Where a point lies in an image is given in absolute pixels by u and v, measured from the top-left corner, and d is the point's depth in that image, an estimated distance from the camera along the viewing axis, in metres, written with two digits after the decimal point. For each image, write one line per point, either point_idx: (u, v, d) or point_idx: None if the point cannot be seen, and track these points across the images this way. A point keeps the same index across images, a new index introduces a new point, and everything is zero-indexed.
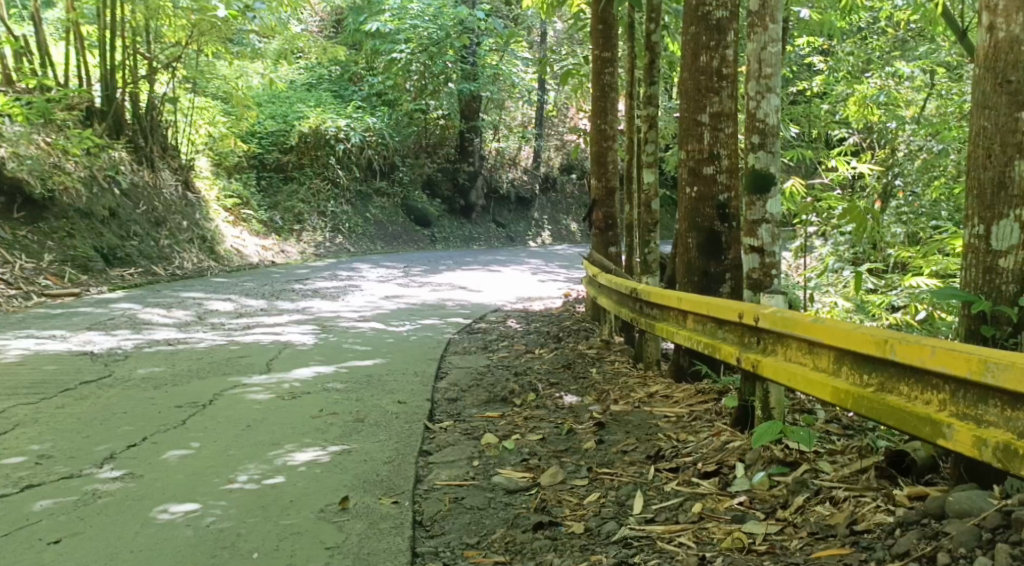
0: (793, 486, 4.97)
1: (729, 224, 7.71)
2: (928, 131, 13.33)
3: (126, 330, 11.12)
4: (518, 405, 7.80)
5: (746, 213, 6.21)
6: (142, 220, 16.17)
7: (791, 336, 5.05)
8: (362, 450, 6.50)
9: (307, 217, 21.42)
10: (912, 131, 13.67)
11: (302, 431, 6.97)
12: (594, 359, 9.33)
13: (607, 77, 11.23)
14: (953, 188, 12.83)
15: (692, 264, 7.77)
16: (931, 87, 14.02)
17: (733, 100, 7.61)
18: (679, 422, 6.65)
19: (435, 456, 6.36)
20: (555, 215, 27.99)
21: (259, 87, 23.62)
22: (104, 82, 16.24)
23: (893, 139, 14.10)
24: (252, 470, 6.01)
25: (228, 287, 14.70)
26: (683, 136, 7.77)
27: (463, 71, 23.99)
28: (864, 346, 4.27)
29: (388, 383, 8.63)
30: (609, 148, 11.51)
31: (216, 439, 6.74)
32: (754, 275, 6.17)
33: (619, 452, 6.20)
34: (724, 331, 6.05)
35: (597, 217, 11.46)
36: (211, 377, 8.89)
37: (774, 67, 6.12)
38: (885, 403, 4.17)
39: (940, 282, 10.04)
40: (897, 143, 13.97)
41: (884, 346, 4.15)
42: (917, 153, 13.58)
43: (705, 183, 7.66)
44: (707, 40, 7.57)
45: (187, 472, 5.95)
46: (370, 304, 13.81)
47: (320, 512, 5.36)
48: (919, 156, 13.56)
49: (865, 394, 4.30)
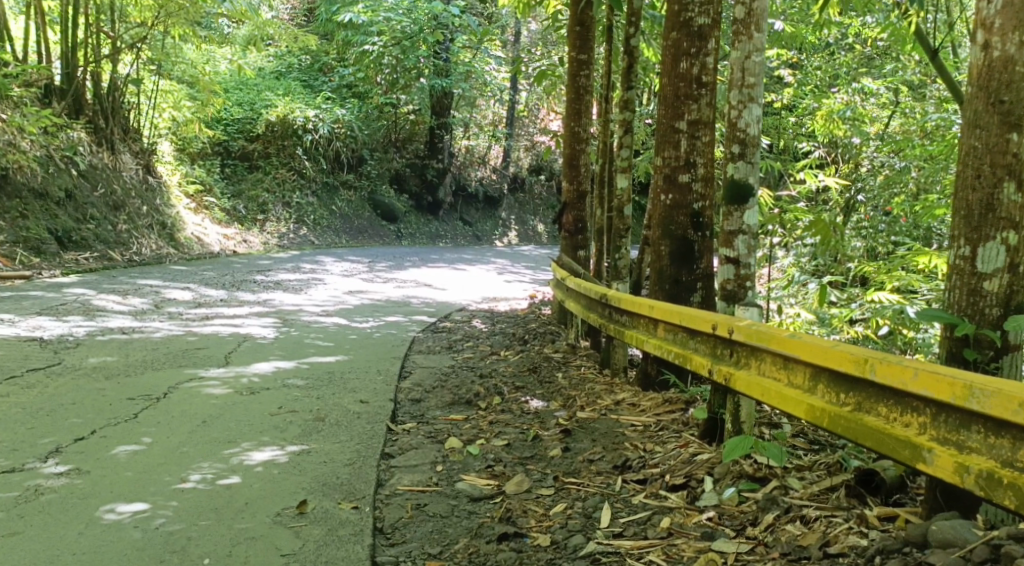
0: (763, 504, 4.89)
1: (702, 233, 7.64)
2: (891, 148, 13.57)
3: (79, 317, 10.85)
4: (483, 409, 7.68)
5: (723, 223, 6.14)
6: (100, 203, 15.82)
7: (764, 350, 4.97)
8: (321, 450, 6.34)
9: (271, 207, 21.13)
10: (877, 147, 13.89)
11: (260, 429, 6.79)
12: (559, 363, 9.22)
13: (582, 80, 11.11)
14: (913, 204, 12.93)
15: (664, 272, 7.69)
16: (896, 105, 14.16)
17: (712, 108, 7.54)
18: (646, 432, 6.56)
19: (397, 459, 6.21)
20: (523, 216, 27.86)
21: (226, 72, 23.25)
22: (65, 60, 15.85)
23: (857, 154, 14.45)
24: (206, 469, 5.83)
25: (187, 276, 14.42)
26: (660, 143, 7.68)
27: (436, 67, 23.75)
28: (842, 364, 4.20)
29: (350, 381, 8.46)
30: (582, 151, 11.40)
31: (169, 435, 6.55)
32: (729, 286, 6.10)
33: (585, 461, 6.10)
34: (695, 341, 5.97)
35: (567, 220, 11.35)
36: (166, 369, 8.67)
37: (758, 77, 6.05)
38: (863, 423, 4.11)
39: (902, 297, 10.15)
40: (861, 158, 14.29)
41: (863, 365, 4.09)
42: (879, 169, 13.87)
43: (680, 190, 7.57)
44: (688, 46, 7.50)
45: (137, 470, 5.75)
46: (333, 298, 13.62)
47: (277, 516, 5.20)
48: (881, 173, 13.84)
49: (841, 414, 4.23)
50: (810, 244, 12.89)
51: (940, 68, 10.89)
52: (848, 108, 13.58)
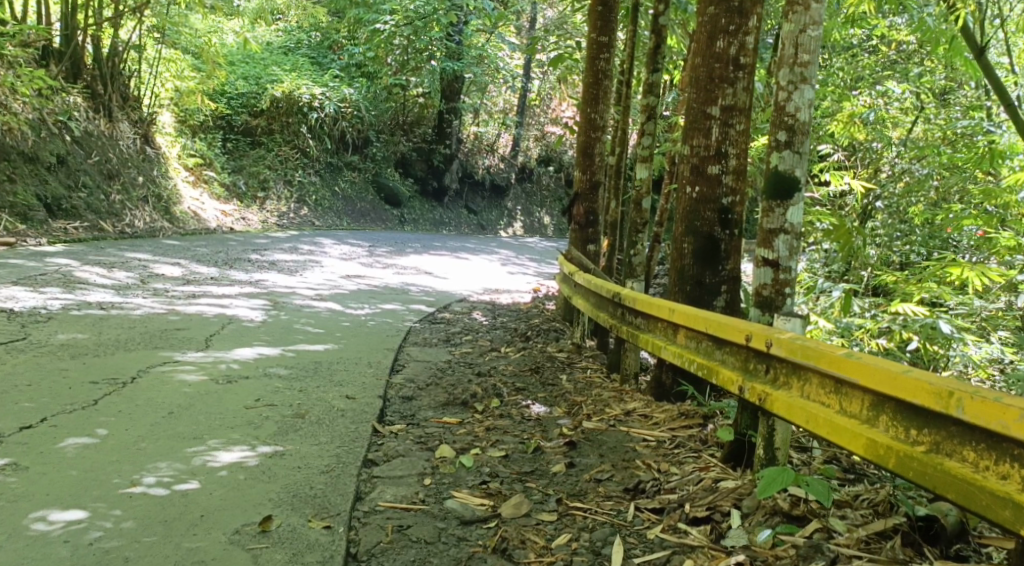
0: (803, 551, 4.25)
1: (730, 232, 6.93)
2: (914, 154, 12.97)
3: (57, 288, 10.14)
4: (480, 412, 6.98)
5: (762, 221, 5.45)
6: (93, 171, 15.10)
7: (810, 369, 4.30)
8: (297, 454, 5.63)
9: (272, 185, 20.40)
10: (899, 153, 13.31)
11: (232, 425, 6.09)
12: (564, 365, 8.53)
13: (601, 63, 10.33)
14: (934, 213, 12.33)
15: (686, 273, 6.98)
16: (918, 110, 13.57)
17: (748, 94, 6.84)
18: (660, 449, 5.87)
19: (381, 469, 5.51)
20: (529, 207, 27.04)
21: (232, 44, 22.47)
22: (65, 21, 15.07)
23: (877, 159, 13.80)
24: (162, 470, 5.14)
25: (178, 251, 13.70)
26: (689, 129, 6.98)
27: (448, 49, 23.04)
28: (919, 395, 3.66)
29: (338, 373, 7.75)
30: (597, 139, 10.60)
31: (128, 427, 5.84)
32: (765, 292, 5.40)
33: (592, 481, 5.41)
34: (720, 352, 5.33)
35: (578, 211, 10.61)
36: (140, 351, 7.96)
37: (812, 54, 5.35)
38: (946, 470, 3.59)
39: (928, 310, 9.49)
40: (882, 164, 13.71)
41: (948, 400, 3.56)
42: (901, 176, 13.28)
43: (708, 182, 6.86)
44: (727, 23, 6.79)
45: (82, 468, 5.06)
46: (328, 281, 12.91)
47: (235, 534, 4.57)
48: (902, 180, 13.26)
49: (916, 456, 3.70)
50: (831, 252, 12.16)
51: (986, 68, 10.21)
52: (874, 110, 12.80)
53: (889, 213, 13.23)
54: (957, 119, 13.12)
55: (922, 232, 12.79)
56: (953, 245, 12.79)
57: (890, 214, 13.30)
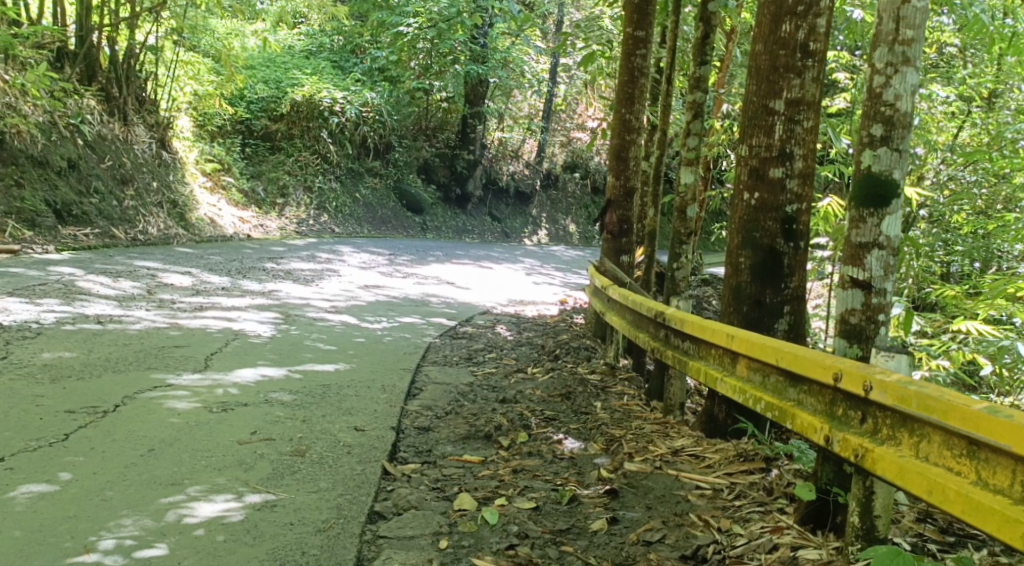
0: None
1: (794, 244, 6.00)
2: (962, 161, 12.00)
3: (54, 300, 9.33)
4: (506, 447, 6.10)
5: (850, 233, 4.77)
6: (106, 176, 14.31)
7: (936, 426, 3.49)
8: (290, 504, 4.83)
9: (292, 191, 19.59)
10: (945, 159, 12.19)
11: (219, 466, 5.25)
12: (598, 389, 7.59)
13: (637, 59, 9.34)
14: (988, 222, 11.38)
15: (743, 291, 6.08)
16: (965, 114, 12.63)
17: (818, 86, 5.91)
18: (718, 498, 4.98)
19: (389, 526, 4.74)
20: (554, 214, 26.12)
21: (253, 47, 21.77)
22: (79, 21, 14.27)
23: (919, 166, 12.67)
24: (126, 529, 4.46)
25: (190, 260, 12.87)
26: (748, 126, 6.06)
27: (472, 53, 22.07)
28: None
29: (348, 400, 6.87)
30: (632, 142, 9.60)
31: (97, 470, 5.04)
32: (853, 319, 4.73)
33: (641, 544, 4.59)
34: (794, 390, 4.39)
35: (610, 220, 9.66)
36: (131, 373, 7.12)
37: (917, 30, 4.72)
38: None
39: (1001, 329, 8.09)
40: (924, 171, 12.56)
41: None
42: (944, 184, 12.31)
43: (769, 188, 5.96)
44: (794, 3, 5.89)
45: (29, 529, 4.40)
46: (345, 292, 12.06)
47: None
48: (945, 188, 12.30)
49: None
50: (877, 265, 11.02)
51: None
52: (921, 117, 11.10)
53: (932, 223, 12.30)
54: (1006, 123, 12.19)
55: (966, 242, 11.85)
56: (998, 256, 11.87)
57: (932, 223, 12.33)
